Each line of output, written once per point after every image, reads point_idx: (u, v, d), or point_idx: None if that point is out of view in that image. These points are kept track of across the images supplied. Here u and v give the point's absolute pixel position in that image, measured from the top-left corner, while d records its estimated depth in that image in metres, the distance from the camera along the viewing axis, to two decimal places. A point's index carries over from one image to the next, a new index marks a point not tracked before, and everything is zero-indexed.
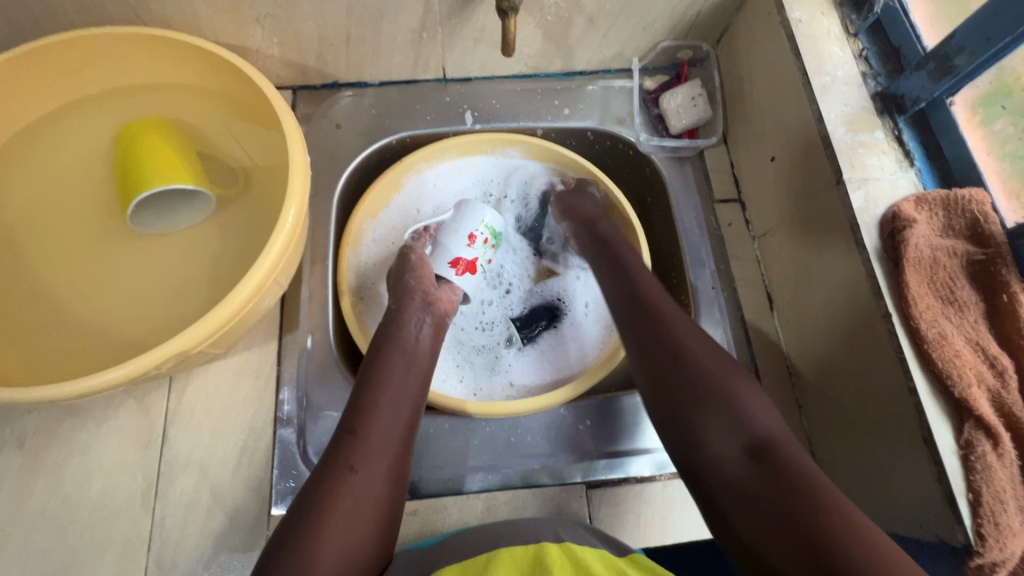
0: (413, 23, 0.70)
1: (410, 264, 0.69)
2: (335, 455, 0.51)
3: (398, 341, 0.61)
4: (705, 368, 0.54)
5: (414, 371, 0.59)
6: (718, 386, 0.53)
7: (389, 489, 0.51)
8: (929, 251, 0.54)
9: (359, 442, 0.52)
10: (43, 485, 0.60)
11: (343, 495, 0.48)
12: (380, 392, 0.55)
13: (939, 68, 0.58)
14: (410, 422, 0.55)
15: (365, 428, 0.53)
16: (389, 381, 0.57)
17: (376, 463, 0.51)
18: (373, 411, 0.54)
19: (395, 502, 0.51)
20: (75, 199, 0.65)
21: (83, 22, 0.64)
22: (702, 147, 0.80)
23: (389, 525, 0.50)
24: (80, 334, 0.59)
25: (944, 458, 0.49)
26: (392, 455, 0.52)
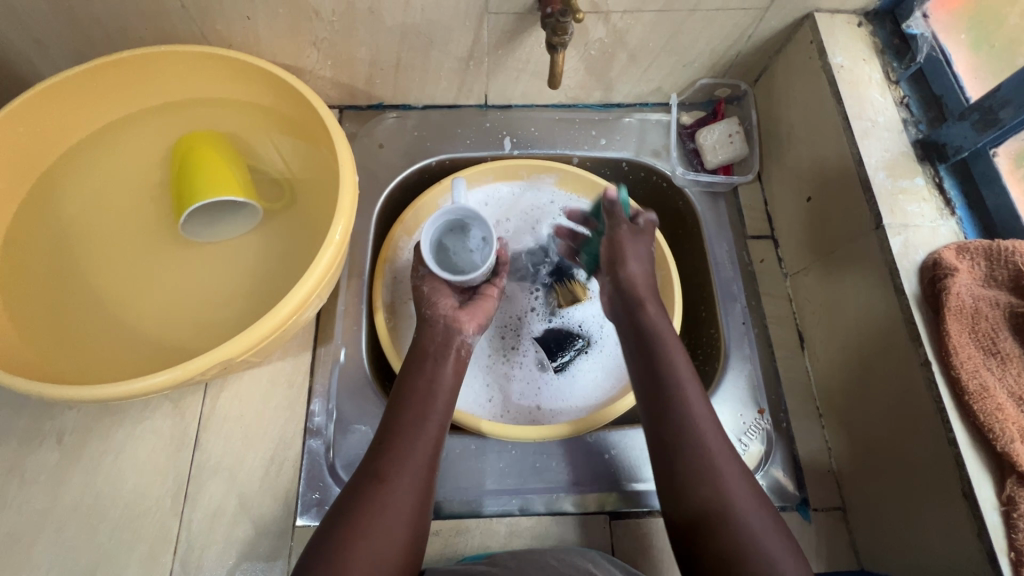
0: (461, 52, 0.72)
1: (423, 296, 0.66)
2: (364, 472, 0.52)
3: (436, 370, 0.60)
4: (693, 434, 0.55)
5: (438, 394, 0.58)
6: (703, 453, 0.54)
7: (417, 504, 0.51)
8: (970, 300, 0.54)
9: (390, 456, 0.53)
10: (78, 481, 0.61)
11: (374, 504, 0.49)
12: (410, 407, 0.56)
13: (984, 120, 0.58)
14: (437, 436, 0.56)
15: (397, 422, 0.55)
16: (414, 396, 0.57)
17: (403, 479, 0.51)
18: (403, 423, 0.55)
19: (424, 513, 0.52)
20: (128, 206, 0.68)
21: (152, 39, 0.67)
22: (737, 184, 0.81)
23: (420, 537, 0.51)
24: (126, 336, 0.61)
25: (984, 512, 0.49)
26: (420, 468, 0.53)
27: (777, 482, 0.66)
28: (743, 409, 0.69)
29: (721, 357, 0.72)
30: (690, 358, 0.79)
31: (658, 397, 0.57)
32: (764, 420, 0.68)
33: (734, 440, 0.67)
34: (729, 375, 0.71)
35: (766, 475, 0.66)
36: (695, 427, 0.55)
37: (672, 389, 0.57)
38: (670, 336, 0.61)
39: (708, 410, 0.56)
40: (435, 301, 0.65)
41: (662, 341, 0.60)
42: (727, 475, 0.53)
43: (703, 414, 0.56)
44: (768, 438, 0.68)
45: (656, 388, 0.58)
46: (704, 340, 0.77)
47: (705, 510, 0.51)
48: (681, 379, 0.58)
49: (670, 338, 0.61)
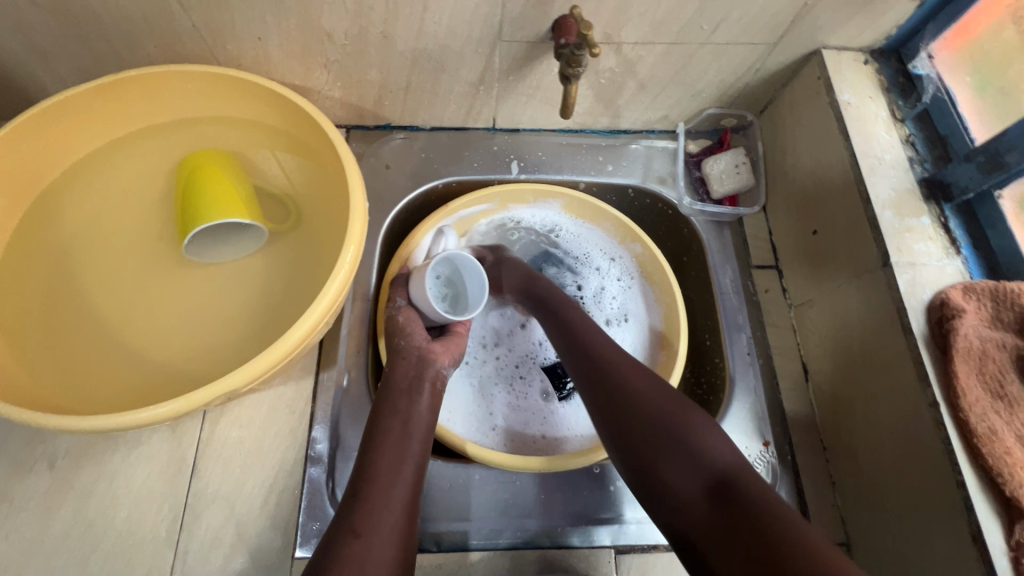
0: (471, 76, 0.72)
1: (398, 326, 0.65)
2: (342, 521, 0.50)
3: (414, 409, 0.59)
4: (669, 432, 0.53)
5: (413, 433, 0.57)
6: (682, 435, 0.53)
7: (398, 553, 0.49)
8: (977, 342, 0.54)
9: (366, 505, 0.51)
10: (69, 508, 0.59)
11: (353, 559, 0.47)
12: (385, 450, 0.55)
13: (989, 164, 0.59)
14: (415, 480, 0.55)
15: (372, 465, 0.54)
16: (388, 437, 0.56)
17: (379, 527, 0.50)
18: (379, 469, 0.54)
19: (406, 563, 0.50)
20: (131, 224, 0.67)
21: (160, 57, 0.66)
22: (742, 213, 0.81)
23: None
24: (125, 359, 0.60)
25: (994, 558, 0.48)
26: (399, 515, 0.52)
27: None
28: (749, 441, 0.69)
29: (726, 388, 0.72)
30: (694, 387, 0.80)
31: (610, 398, 0.58)
32: (768, 453, 0.68)
33: None
34: (734, 406, 0.70)
35: None
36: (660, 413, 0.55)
37: (633, 401, 0.56)
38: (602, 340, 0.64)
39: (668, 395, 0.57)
40: (409, 333, 0.64)
41: (610, 363, 0.61)
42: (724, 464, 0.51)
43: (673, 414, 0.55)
44: (773, 471, 0.67)
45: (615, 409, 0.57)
46: (708, 369, 0.77)
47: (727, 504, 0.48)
48: (640, 389, 0.57)
49: (616, 356, 0.61)
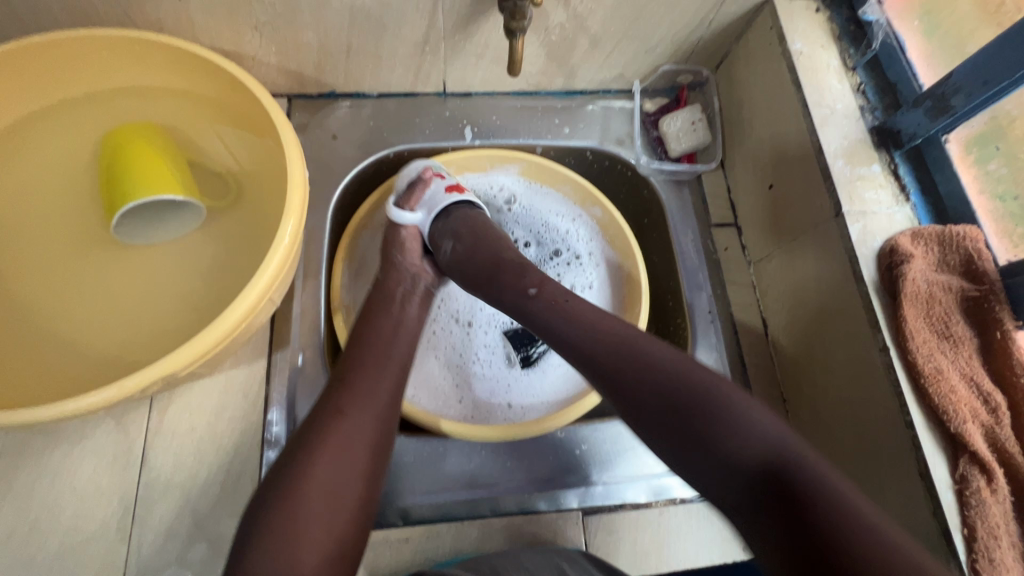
0: (415, 37, 0.69)
1: (399, 237, 0.67)
2: (325, 401, 0.51)
3: (404, 317, 0.61)
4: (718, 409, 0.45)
5: (400, 334, 0.59)
6: (627, 356, 0.50)
7: (377, 432, 0.50)
8: (925, 285, 0.55)
9: (349, 386, 0.52)
10: (10, 509, 0.56)
11: (331, 433, 0.48)
12: (368, 346, 0.56)
13: (936, 108, 0.58)
14: (400, 373, 0.56)
15: (359, 357, 0.55)
16: (376, 334, 0.58)
17: (364, 408, 0.50)
18: (364, 361, 0.54)
19: (384, 445, 0.50)
20: (53, 208, 0.62)
21: (69, 22, 0.61)
22: (700, 171, 0.81)
23: (379, 470, 0.49)
24: (56, 351, 0.56)
25: (940, 491, 0.50)
26: (383, 400, 0.52)
27: None
28: None
29: (688, 346, 0.72)
30: None
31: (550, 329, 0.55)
32: None
33: None
34: None
35: None
36: (606, 334, 0.52)
37: (678, 379, 0.48)
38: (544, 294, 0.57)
39: (618, 322, 0.54)
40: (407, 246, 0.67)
41: (647, 355, 0.50)
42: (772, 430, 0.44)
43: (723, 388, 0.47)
44: None
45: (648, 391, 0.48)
46: (671, 330, 0.78)
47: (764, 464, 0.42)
48: (684, 367, 0.48)
49: (583, 312, 0.55)
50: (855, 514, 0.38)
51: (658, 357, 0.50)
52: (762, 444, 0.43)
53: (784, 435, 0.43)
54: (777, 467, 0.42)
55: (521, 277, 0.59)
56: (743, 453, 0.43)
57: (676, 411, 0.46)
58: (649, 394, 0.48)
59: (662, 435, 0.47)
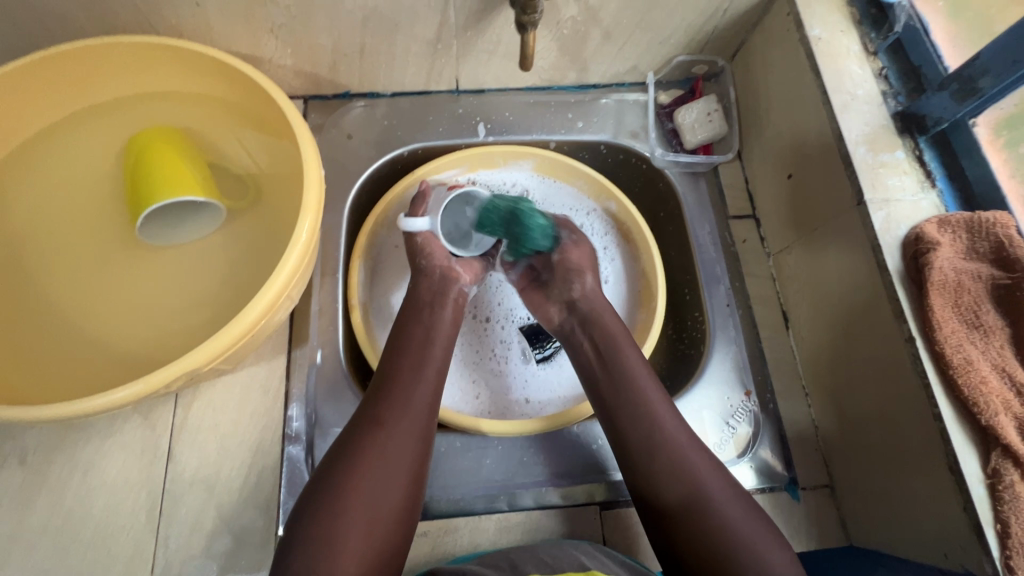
0: (427, 35, 0.69)
1: (417, 247, 0.67)
2: (365, 411, 0.54)
3: (437, 320, 0.63)
4: (687, 488, 0.54)
5: (437, 339, 0.61)
6: (662, 431, 0.56)
7: (416, 444, 0.54)
8: (953, 274, 0.53)
9: (387, 399, 0.55)
10: (44, 501, 0.59)
11: (374, 444, 0.52)
12: (408, 351, 0.59)
13: (963, 90, 0.56)
14: (437, 382, 0.58)
15: (398, 364, 0.58)
16: (415, 339, 0.60)
17: (402, 418, 0.54)
18: (402, 368, 0.57)
19: (422, 453, 0.54)
20: (81, 211, 0.64)
21: (94, 30, 0.63)
22: (716, 163, 0.79)
23: (419, 481, 0.53)
24: (87, 349, 0.58)
25: (970, 486, 0.48)
26: (421, 411, 0.55)
27: (766, 463, 0.65)
28: (730, 391, 0.68)
29: (707, 341, 0.71)
30: (675, 342, 0.79)
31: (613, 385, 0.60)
32: (750, 402, 0.68)
33: (722, 423, 0.67)
34: (715, 358, 0.70)
35: (754, 457, 0.66)
36: (654, 411, 0.57)
37: (664, 453, 0.55)
38: (635, 357, 0.61)
39: (661, 393, 0.59)
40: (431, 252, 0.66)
41: (656, 423, 0.57)
42: (720, 487, 0.54)
43: (705, 469, 0.55)
44: (755, 419, 0.67)
45: (639, 454, 0.56)
46: (688, 324, 0.77)
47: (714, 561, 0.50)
48: (673, 436, 0.56)
49: (641, 374, 0.60)
50: None
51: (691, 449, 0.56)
52: None
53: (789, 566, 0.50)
54: None
55: (611, 346, 0.62)
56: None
57: (701, 523, 0.52)
58: (692, 502, 0.53)
59: (670, 493, 0.54)
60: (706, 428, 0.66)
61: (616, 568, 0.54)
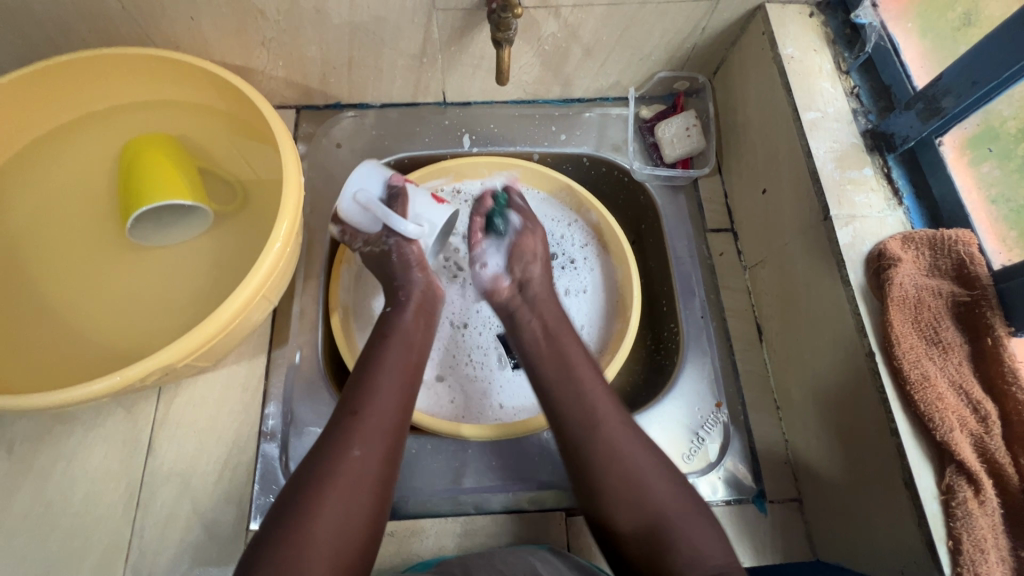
0: (413, 49, 0.72)
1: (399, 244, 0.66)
2: (333, 434, 0.52)
3: (407, 329, 0.62)
4: (615, 470, 0.54)
5: (411, 361, 0.60)
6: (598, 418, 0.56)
7: (384, 472, 0.52)
8: (913, 290, 0.54)
9: (359, 421, 0.53)
10: (28, 490, 0.61)
11: (341, 473, 0.50)
12: (380, 373, 0.57)
13: (927, 110, 0.58)
14: (404, 405, 0.56)
15: (369, 386, 0.56)
16: (389, 360, 0.58)
17: (374, 446, 0.52)
18: (373, 390, 0.55)
19: (388, 481, 0.52)
20: (76, 212, 0.68)
21: (96, 41, 0.67)
22: (696, 177, 0.81)
23: (383, 503, 0.52)
24: (74, 343, 0.61)
25: (925, 503, 0.48)
26: (387, 435, 0.53)
27: (734, 475, 0.66)
28: (700, 403, 0.69)
29: (680, 352, 0.72)
30: (652, 353, 0.79)
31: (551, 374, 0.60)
32: (721, 414, 0.68)
33: (691, 434, 0.67)
34: (687, 369, 0.71)
35: (723, 469, 0.66)
36: (592, 401, 0.57)
37: (601, 439, 0.55)
38: (571, 345, 0.62)
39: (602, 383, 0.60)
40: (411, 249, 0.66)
41: (589, 404, 0.57)
42: (650, 466, 0.54)
43: (635, 450, 0.55)
44: (725, 431, 0.67)
45: (576, 431, 0.56)
46: (665, 335, 0.77)
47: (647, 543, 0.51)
48: (609, 421, 0.56)
49: (581, 364, 0.60)
50: None
51: (624, 436, 0.55)
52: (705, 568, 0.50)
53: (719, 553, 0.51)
54: None
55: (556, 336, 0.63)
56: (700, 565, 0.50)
57: (634, 511, 0.52)
58: (625, 489, 0.53)
59: (603, 481, 0.53)
60: (675, 437, 0.67)
61: (565, 572, 0.55)
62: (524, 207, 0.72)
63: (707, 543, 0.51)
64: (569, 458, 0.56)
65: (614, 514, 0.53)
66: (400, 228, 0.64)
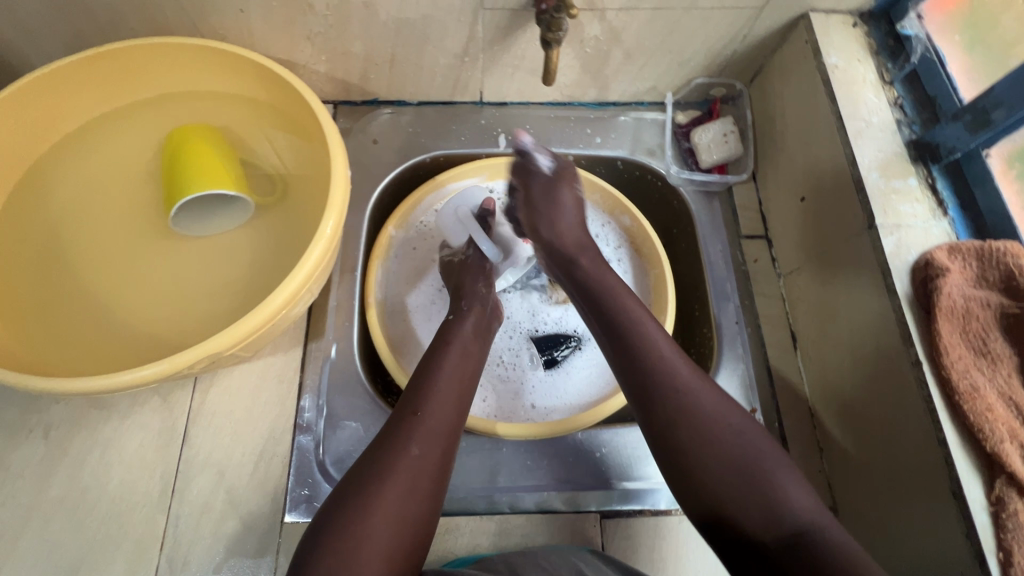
0: (455, 48, 0.72)
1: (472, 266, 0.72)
2: (390, 431, 0.52)
3: (465, 339, 0.63)
4: (689, 414, 0.50)
5: (467, 368, 0.60)
6: (659, 360, 0.54)
7: (438, 470, 0.51)
8: (961, 301, 0.54)
9: (418, 421, 0.53)
10: (63, 475, 0.61)
11: (398, 468, 0.49)
12: (438, 377, 0.57)
13: (976, 122, 0.58)
14: (459, 408, 0.56)
15: (427, 387, 0.56)
16: (447, 365, 0.59)
17: (431, 444, 0.52)
18: (430, 391, 0.56)
19: (442, 480, 0.51)
20: (117, 200, 0.68)
21: (144, 31, 0.67)
22: (731, 183, 0.81)
23: (436, 503, 0.51)
24: (115, 330, 0.61)
25: (974, 513, 0.48)
26: (443, 435, 0.53)
27: None
28: None
29: (714, 357, 0.72)
30: None
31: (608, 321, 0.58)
32: (756, 420, 0.68)
33: None
34: (721, 374, 0.70)
35: None
36: (652, 343, 0.55)
37: (667, 382, 0.52)
38: (621, 289, 0.61)
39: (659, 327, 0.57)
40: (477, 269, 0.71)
41: (650, 345, 0.55)
42: (725, 410, 0.51)
43: (703, 394, 0.52)
44: None
45: (638, 373, 0.53)
46: (697, 340, 0.77)
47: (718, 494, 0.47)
48: (673, 364, 0.53)
49: (635, 308, 0.58)
50: (834, 544, 0.44)
51: (690, 378, 0.53)
52: (795, 520, 0.45)
53: (809, 505, 0.46)
54: (808, 536, 0.45)
55: (602, 284, 0.61)
56: (788, 517, 0.46)
57: (710, 455, 0.49)
58: (697, 433, 0.49)
59: (675, 427, 0.50)
60: None
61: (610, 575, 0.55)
62: (546, 172, 0.69)
63: (796, 494, 0.47)
64: (638, 401, 0.53)
65: (687, 458, 0.49)
66: (484, 249, 0.73)
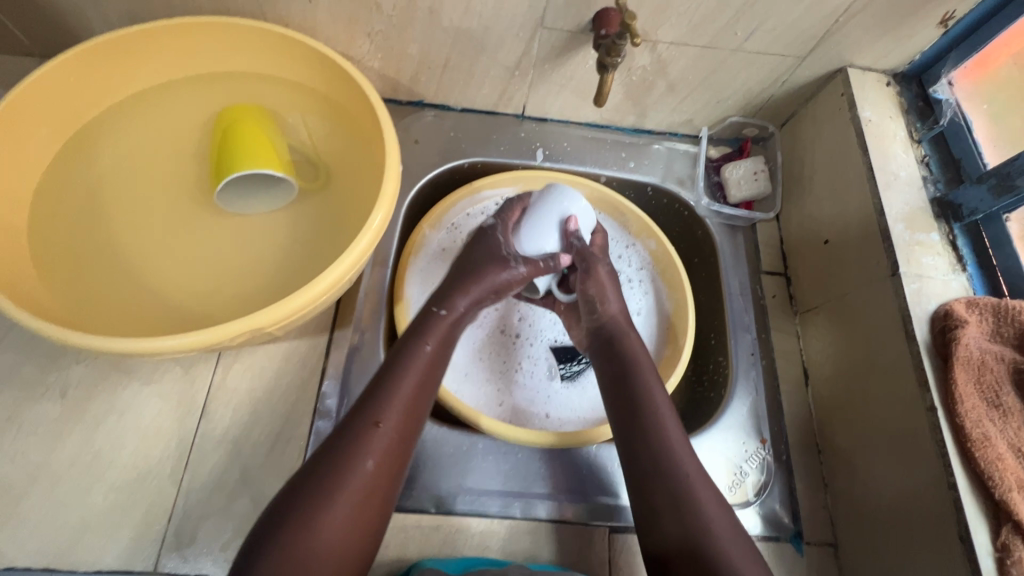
0: (509, 61, 0.75)
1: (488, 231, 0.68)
2: (347, 433, 0.51)
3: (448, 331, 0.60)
4: (676, 481, 0.55)
5: (433, 372, 0.57)
6: (662, 441, 0.57)
7: (390, 479, 0.52)
8: (977, 353, 0.57)
9: (378, 432, 0.52)
10: (76, 437, 0.60)
11: (350, 478, 0.49)
12: (399, 384, 0.54)
13: (1000, 186, 0.61)
14: (414, 415, 0.55)
15: (387, 393, 0.54)
16: (411, 371, 0.56)
17: (383, 455, 0.51)
18: (387, 397, 0.53)
19: (393, 487, 0.52)
20: (161, 169, 0.68)
21: (210, 9, 0.68)
22: (756, 220, 0.83)
23: (386, 506, 0.52)
24: (148, 296, 0.61)
25: (980, 558, 0.51)
26: (395, 449, 0.52)
27: (774, 512, 0.66)
28: (746, 437, 0.69)
29: (729, 384, 0.73)
30: (694, 385, 0.81)
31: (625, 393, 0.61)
32: (764, 451, 0.69)
33: (736, 466, 0.68)
34: (734, 402, 0.72)
35: (764, 504, 0.66)
36: (659, 422, 0.59)
37: (662, 462, 0.56)
38: (642, 360, 0.64)
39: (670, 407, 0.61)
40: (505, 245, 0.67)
41: (658, 423, 0.59)
42: (709, 500, 0.55)
43: (695, 479, 0.56)
44: (768, 468, 0.68)
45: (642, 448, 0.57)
46: (711, 367, 0.79)
47: (685, 546, 0.52)
48: (676, 447, 0.57)
49: (654, 386, 0.62)
50: None
51: (686, 461, 0.57)
52: None
53: None
54: None
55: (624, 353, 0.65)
56: None
57: (689, 538, 0.52)
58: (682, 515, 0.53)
59: (661, 503, 0.55)
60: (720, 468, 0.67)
61: None
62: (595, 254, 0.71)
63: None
64: (637, 468, 0.57)
65: (669, 538, 0.53)
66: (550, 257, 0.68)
